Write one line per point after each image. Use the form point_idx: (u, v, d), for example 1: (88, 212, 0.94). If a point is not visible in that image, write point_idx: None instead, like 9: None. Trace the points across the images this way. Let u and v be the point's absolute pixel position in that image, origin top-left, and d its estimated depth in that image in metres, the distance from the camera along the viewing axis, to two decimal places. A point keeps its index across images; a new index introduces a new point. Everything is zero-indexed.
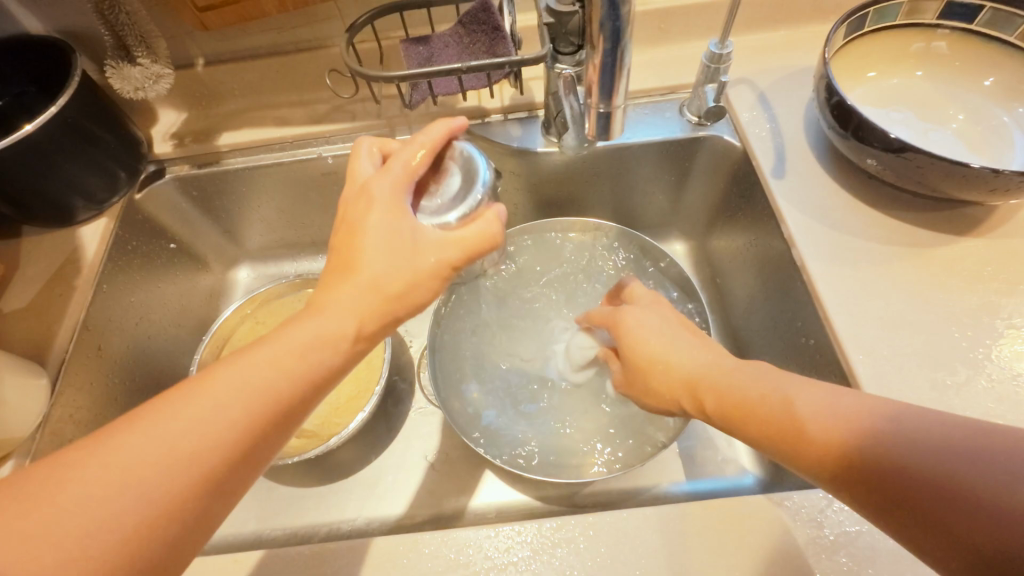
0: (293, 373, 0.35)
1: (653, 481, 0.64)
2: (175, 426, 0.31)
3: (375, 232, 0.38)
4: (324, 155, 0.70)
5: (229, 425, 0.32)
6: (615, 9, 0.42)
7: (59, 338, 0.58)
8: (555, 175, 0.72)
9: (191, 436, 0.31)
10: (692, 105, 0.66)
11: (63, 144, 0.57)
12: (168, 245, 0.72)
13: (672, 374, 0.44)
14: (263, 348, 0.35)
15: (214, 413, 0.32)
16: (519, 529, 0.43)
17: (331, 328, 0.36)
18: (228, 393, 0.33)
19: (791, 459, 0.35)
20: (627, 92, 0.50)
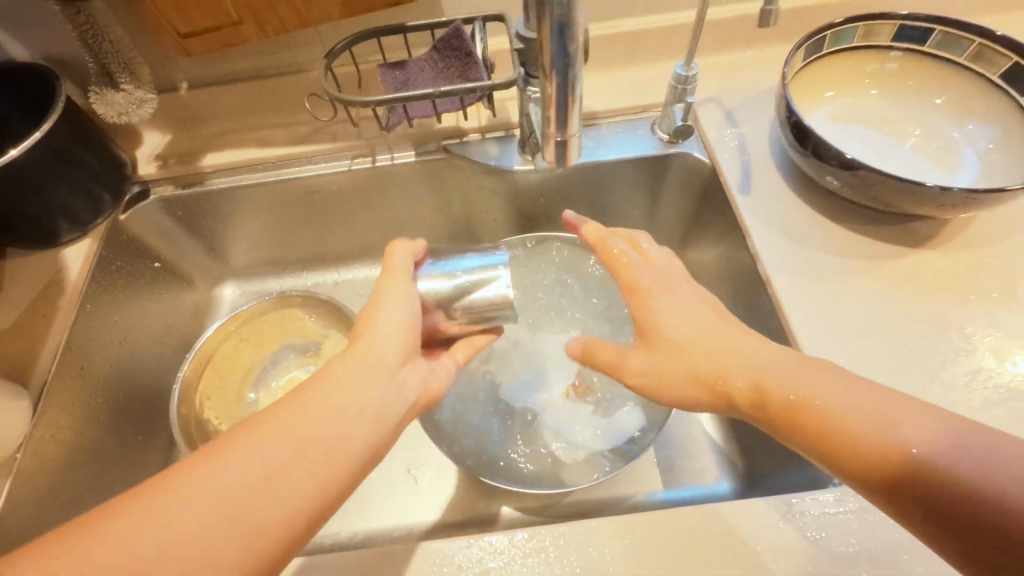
0: (331, 446, 0.37)
1: (631, 491, 0.65)
2: (224, 488, 0.33)
3: (392, 314, 0.46)
4: (306, 175, 0.71)
5: (273, 492, 0.34)
6: (565, 46, 0.43)
7: (42, 359, 0.59)
8: (533, 192, 0.74)
9: (236, 500, 0.33)
10: (663, 123, 0.68)
11: (48, 168, 0.58)
12: (153, 264, 0.73)
13: (724, 368, 0.44)
14: (307, 418, 0.38)
15: (258, 478, 0.34)
16: (492, 540, 0.45)
17: (366, 399, 0.40)
18: (277, 449, 0.36)
19: (850, 468, 0.37)
20: (582, 120, 0.51)
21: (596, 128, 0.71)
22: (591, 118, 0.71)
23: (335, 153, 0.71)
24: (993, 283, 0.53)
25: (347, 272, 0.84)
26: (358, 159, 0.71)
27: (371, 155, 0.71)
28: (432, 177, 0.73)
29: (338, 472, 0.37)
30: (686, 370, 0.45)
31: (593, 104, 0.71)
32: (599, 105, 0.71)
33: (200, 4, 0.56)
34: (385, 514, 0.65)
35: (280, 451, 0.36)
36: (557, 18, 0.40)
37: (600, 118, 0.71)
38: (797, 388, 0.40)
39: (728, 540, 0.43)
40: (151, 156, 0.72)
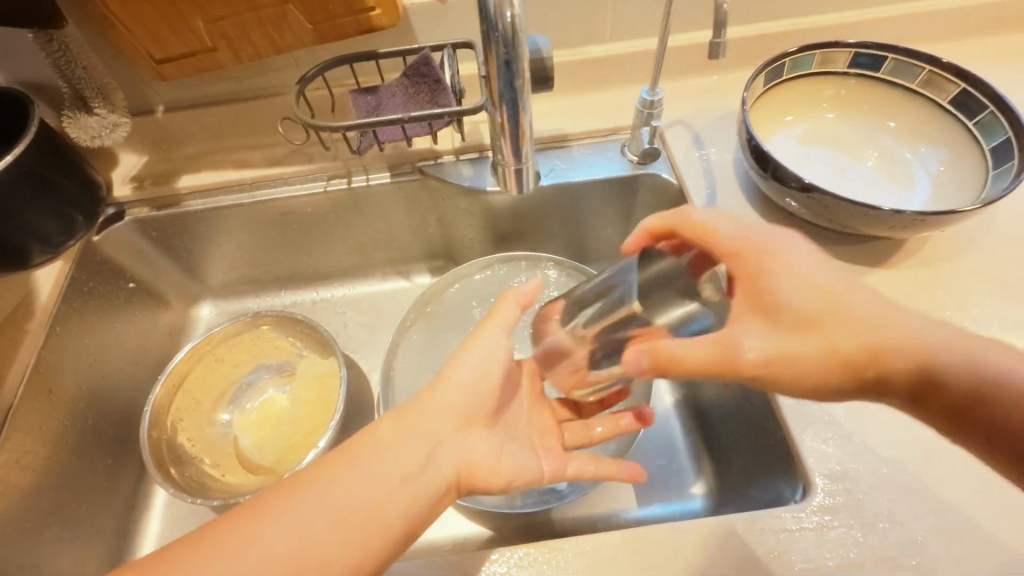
0: (371, 507, 0.39)
1: (606, 509, 0.65)
2: (265, 551, 0.36)
3: (464, 372, 0.47)
4: (282, 196, 0.72)
5: (311, 553, 0.36)
6: (512, 81, 0.45)
7: (9, 382, 0.59)
8: (508, 212, 0.75)
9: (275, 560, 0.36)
10: (632, 145, 0.70)
11: (19, 190, 0.58)
12: (127, 285, 0.73)
13: (824, 334, 0.38)
14: (349, 476, 0.40)
15: (297, 539, 0.37)
16: (456, 562, 0.45)
17: (407, 461, 0.42)
18: (315, 512, 0.38)
19: (822, 371, 0.39)
20: (533, 150, 0.53)
21: (568, 150, 0.72)
22: (563, 139, 0.73)
23: (311, 174, 0.72)
24: (949, 299, 0.55)
25: (325, 292, 0.84)
26: (333, 180, 0.72)
27: (347, 176, 0.72)
28: (408, 197, 0.74)
29: (376, 538, 0.39)
30: (824, 347, 0.38)
31: (565, 126, 0.73)
32: (571, 127, 0.73)
33: (173, 32, 0.57)
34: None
35: (350, 488, 0.40)
36: (504, 55, 0.43)
37: (571, 140, 0.73)
38: (881, 329, 0.38)
39: (690, 556, 0.44)
40: (127, 178, 0.72)
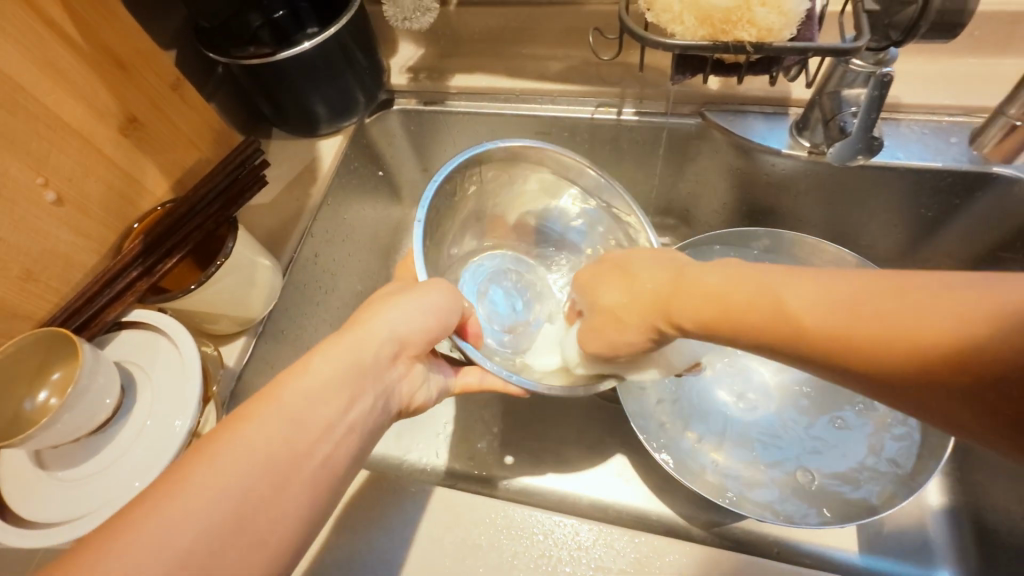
0: (290, 444, 0.33)
1: (821, 544, 0.57)
2: (182, 506, 0.29)
3: (400, 309, 0.42)
4: (546, 114, 0.68)
5: (237, 487, 0.30)
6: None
7: (291, 239, 0.63)
8: (785, 181, 0.64)
9: (194, 525, 0.28)
10: (987, 139, 0.54)
11: (330, 60, 0.61)
12: (378, 172, 0.76)
13: None
14: (266, 409, 0.33)
15: (229, 477, 0.30)
16: (722, 556, 0.41)
17: (325, 382, 0.36)
18: (235, 465, 0.31)
19: None
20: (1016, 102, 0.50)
21: (896, 123, 0.59)
22: (892, 110, 0.59)
23: (582, 96, 0.67)
24: None
25: None
26: (604, 107, 0.67)
27: (618, 106, 0.66)
28: (676, 141, 0.66)
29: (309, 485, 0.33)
30: None
31: (898, 94, 0.60)
32: (907, 95, 0.60)
33: None
34: (528, 469, 0.64)
35: (271, 431, 0.33)
36: None
37: (902, 112, 0.59)
38: None
39: None
40: (404, 67, 0.73)
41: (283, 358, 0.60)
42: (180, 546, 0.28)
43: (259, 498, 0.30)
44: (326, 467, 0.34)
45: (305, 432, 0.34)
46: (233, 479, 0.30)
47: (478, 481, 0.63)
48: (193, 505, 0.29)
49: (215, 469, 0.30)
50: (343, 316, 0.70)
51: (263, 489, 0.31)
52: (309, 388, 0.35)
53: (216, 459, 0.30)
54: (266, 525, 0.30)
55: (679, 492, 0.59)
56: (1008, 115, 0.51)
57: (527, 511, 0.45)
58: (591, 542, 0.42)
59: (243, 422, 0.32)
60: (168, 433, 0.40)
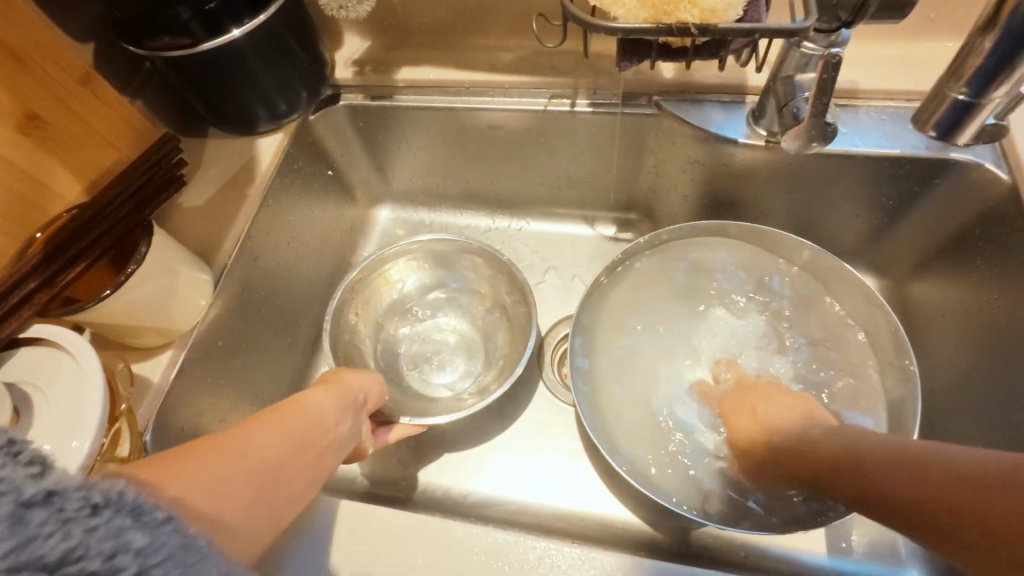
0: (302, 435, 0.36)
1: (788, 546, 0.55)
2: (217, 455, 0.30)
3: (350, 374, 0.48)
4: (498, 107, 0.65)
5: (267, 455, 0.33)
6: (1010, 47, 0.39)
7: (226, 243, 0.59)
8: (743, 173, 0.62)
9: (229, 469, 0.30)
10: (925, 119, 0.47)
11: (264, 52, 0.58)
12: (327, 171, 0.72)
13: None
14: (287, 411, 0.37)
15: (258, 446, 0.32)
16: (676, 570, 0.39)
17: (325, 407, 0.40)
18: (264, 440, 0.33)
19: None
20: (962, 66, 0.42)
21: (854, 110, 0.57)
22: (849, 96, 0.58)
23: (534, 88, 0.65)
24: None
25: (503, 221, 0.78)
26: (556, 99, 0.64)
27: (571, 98, 0.64)
28: (633, 134, 0.64)
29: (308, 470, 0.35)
30: None
31: (854, 79, 0.58)
32: (864, 80, 0.58)
33: None
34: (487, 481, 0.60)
35: (292, 424, 0.36)
36: None
37: (859, 99, 0.58)
38: None
39: None
40: (349, 61, 0.69)
41: (221, 371, 0.56)
42: (215, 486, 0.28)
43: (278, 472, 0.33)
44: (318, 465, 0.37)
45: (315, 429, 0.38)
46: (259, 447, 0.32)
47: (434, 495, 0.60)
48: (227, 465, 0.30)
49: (247, 437, 0.33)
50: (289, 324, 0.66)
51: (281, 467, 0.33)
52: (315, 406, 0.39)
53: (251, 435, 0.33)
54: (278, 495, 0.32)
55: (642, 498, 0.57)
56: (948, 89, 0.44)
57: (471, 529, 0.42)
58: (538, 560, 0.40)
59: (278, 414, 0.37)
60: (64, 455, 0.37)
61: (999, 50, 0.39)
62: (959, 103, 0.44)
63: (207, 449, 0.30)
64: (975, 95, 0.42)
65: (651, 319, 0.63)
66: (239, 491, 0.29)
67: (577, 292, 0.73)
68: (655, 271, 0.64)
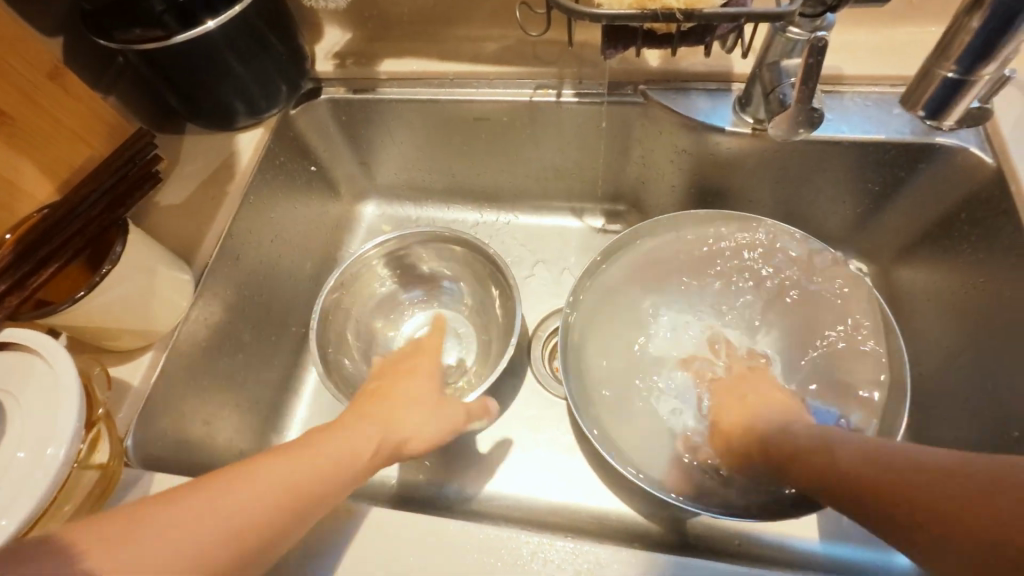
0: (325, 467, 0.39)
1: (780, 533, 0.55)
2: (232, 488, 0.35)
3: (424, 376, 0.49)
4: (482, 98, 0.64)
5: (264, 493, 0.35)
6: (1003, 24, 0.39)
7: (206, 242, 0.58)
8: (731, 162, 0.62)
9: (215, 515, 0.33)
10: (918, 99, 0.46)
11: (240, 44, 0.56)
12: (310, 167, 0.70)
13: None
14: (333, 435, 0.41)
15: (263, 479, 0.36)
16: (670, 562, 0.39)
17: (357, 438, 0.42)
18: (275, 474, 0.36)
19: None
20: (952, 45, 0.42)
21: (839, 97, 0.57)
22: (834, 83, 0.58)
23: (520, 78, 0.64)
24: None
25: (491, 215, 0.78)
26: (542, 90, 0.63)
27: (557, 88, 0.63)
28: (620, 124, 0.63)
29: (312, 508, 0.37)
30: None
31: (840, 65, 0.58)
32: (849, 66, 0.58)
33: None
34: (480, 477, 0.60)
35: (316, 456, 0.39)
36: None
37: (845, 85, 0.58)
38: None
39: None
40: (330, 53, 0.68)
41: (204, 372, 0.55)
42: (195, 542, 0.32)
43: (269, 515, 0.35)
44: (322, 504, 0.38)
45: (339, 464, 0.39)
46: (258, 489, 0.35)
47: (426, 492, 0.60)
48: (219, 508, 0.33)
49: (263, 469, 0.36)
50: (274, 323, 0.64)
51: (278, 506, 0.36)
52: (344, 434, 0.42)
53: (261, 471, 0.36)
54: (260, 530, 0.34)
55: (635, 490, 0.57)
56: (938, 68, 0.43)
57: (465, 525, 0.41)
58: (531, 555, 0.40)
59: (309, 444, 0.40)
60: (40, 463, 0.36)
61: (989, 27, 0.39)
62: (950, 82, 0.43)
63: (224, 477, 0.35)
64: (965, 74, 0.42)
65: (644, 310, 0.63)
66: (218, 547, 0.32)
67: (567, 284, 0.72)
68: (645, 263, 0.64)
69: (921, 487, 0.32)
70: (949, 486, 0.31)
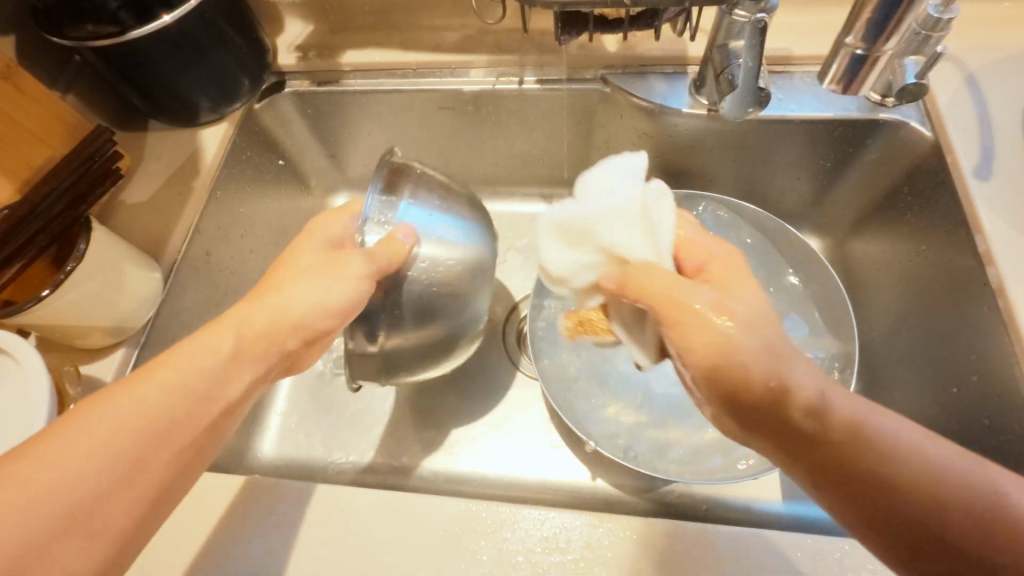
0: (196, 387, 0.35)
1: (746, 497, 0.58)
2: (99, 425, 0.32)
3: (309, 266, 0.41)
4: (446, 87, 0.65)
5: (132, 435, 0.32)
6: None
7: (174, 238, 0.58)
8: (688, 142, 0.64)
9: (102, 455, 0.31)
10: (837, 75, 0.49)
11: (197, 38, 0.56)
12: (277, 161, 0.70)
13: None
14: (250, 315, 0.39)
15: (130, 417, 0.33)
16: (633, 522, 0.41)
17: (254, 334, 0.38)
18: (137, 406, 0.33)
19: None
20: (855, 23, 0.45)
21: (789, 77, 0.60)
22: (784, 63, 0.60)
23: (482, 66, 0.65)
24: None
25: None
26: (504, 77, 0.64)
27: (518, 75, 0.64)
28: (581, 109, 0.64)
29: (186, 438, 0.34)
30: None
31: (789, 46, 0.60)
32: (797, 46, 0.60)
33: None
34: (461, 459, 0.61)
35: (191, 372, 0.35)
36: None
37: (794, 65, 0.60)
38: None
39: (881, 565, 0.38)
40: (292, 46, 0.68)
41: None
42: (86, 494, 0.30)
43: (129, 459, 0.32)
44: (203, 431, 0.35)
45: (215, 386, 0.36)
46: (129, 431, 0.32)
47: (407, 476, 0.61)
48: (94, 458, 0.31)
49: (128, 396, 0.33)
50: None
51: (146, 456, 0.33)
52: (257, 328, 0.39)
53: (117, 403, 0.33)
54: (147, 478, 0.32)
55: (608, 463, 0.59)
56: (847, 45, 0.47)
57: (437, 500, 0.43)
58: (502, 523, 0.42)
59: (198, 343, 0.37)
60: None
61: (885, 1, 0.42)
62: (857, 57, 0.47)
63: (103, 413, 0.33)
64: (868, 48, 0.46)
65: None
66: (77, 489, 0.30)
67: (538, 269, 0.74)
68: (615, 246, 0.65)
69: (904, 487, 0.30)
70: (927, 496, 0.30)
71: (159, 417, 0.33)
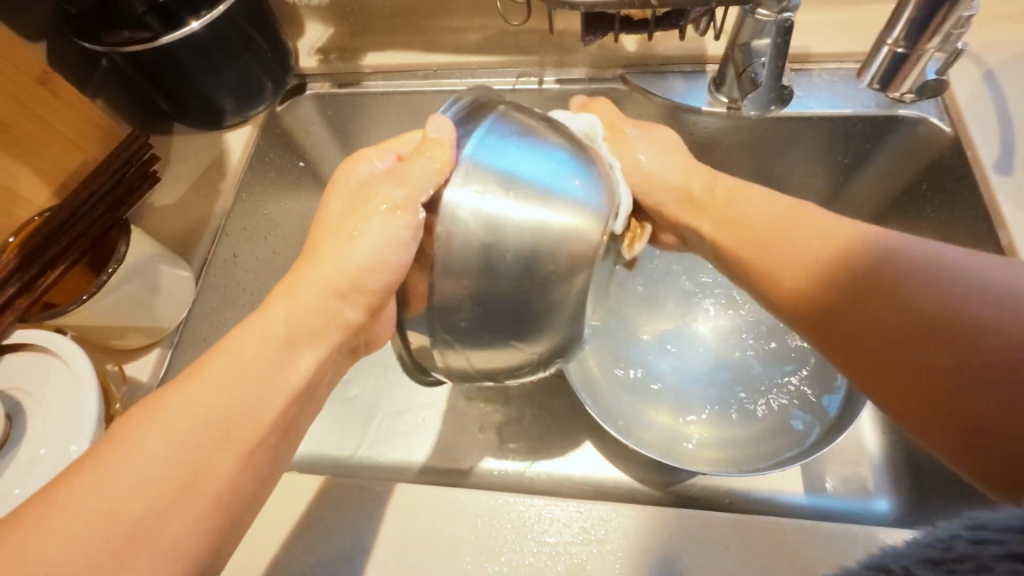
0: (252, 378, 0.34)
1: (771, 489, 0.57)
2: (173, 405, 0.31)
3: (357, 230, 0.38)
4: (466, 87, 0.66)
5: (197, 425, 0.31)
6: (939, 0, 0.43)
7: (202, 240, 0.59)
8: (708, 139, 0.64)
9: (160, 444, 0.30)
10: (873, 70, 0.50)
11: (225, 44, 0.57)
12: (298, 162, 0.71)
13: None
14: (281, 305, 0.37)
15: (194, 405, 0.31)
16: (666, 511, 0.42)
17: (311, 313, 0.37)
18: (196, 397, 0.32)
19: None
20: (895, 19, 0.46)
21: (808, 74, 0.60)
22: (803, 61, 0.61)
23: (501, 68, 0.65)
24: None
25: None
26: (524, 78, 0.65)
27: (539, 75, 0.65)
28: None
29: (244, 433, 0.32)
30: None
31: (809, 44, 0.61)
32: (816, 44, 0.60)
33: None
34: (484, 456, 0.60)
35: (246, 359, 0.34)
36: None
37: (812, 63, 0.60)
38: None
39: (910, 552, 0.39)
40: (313, 48, 0.69)
41: None
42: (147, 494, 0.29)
43: (201, 450, 0.31)
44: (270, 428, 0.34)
45: (271, 380, 0.34)
46: (186, 417, 0.31)
47: None
48: (156, 454, 0.30)
49: (193, 385, 0.32)
50: None
51: (213, 448, 0.31)
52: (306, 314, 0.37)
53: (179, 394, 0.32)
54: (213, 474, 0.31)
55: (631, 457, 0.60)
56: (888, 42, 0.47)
57: (473, 492, 0.44)
58: (538, 516, 0.42)
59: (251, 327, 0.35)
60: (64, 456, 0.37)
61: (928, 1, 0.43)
62: (899, 56, 0.47)
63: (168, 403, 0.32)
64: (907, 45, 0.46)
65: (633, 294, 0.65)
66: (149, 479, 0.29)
67: None
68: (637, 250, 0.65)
69: (919, 306, 0.33)
70: (941, 311, 0.32)
71: (224, 411, 0.32)
